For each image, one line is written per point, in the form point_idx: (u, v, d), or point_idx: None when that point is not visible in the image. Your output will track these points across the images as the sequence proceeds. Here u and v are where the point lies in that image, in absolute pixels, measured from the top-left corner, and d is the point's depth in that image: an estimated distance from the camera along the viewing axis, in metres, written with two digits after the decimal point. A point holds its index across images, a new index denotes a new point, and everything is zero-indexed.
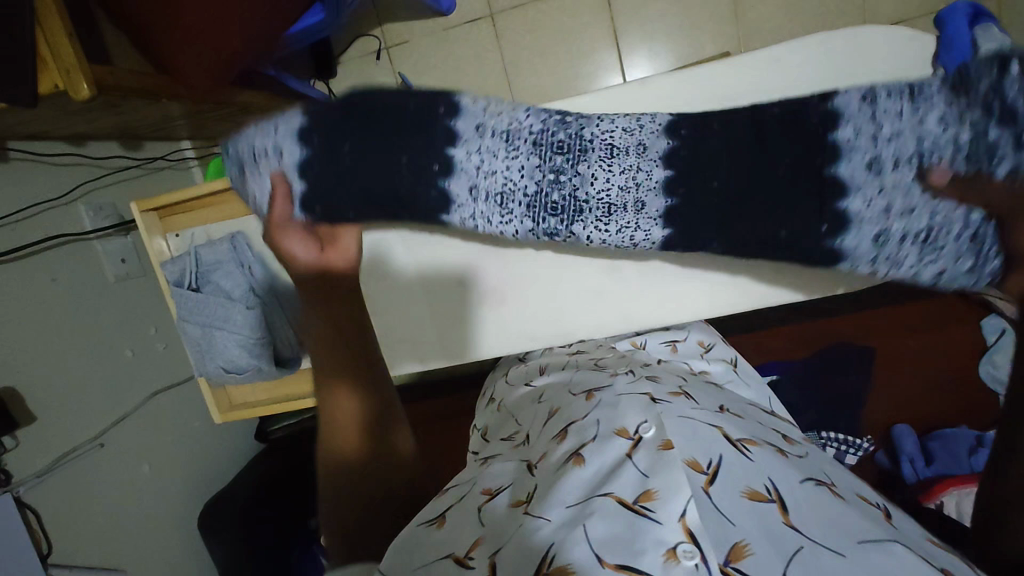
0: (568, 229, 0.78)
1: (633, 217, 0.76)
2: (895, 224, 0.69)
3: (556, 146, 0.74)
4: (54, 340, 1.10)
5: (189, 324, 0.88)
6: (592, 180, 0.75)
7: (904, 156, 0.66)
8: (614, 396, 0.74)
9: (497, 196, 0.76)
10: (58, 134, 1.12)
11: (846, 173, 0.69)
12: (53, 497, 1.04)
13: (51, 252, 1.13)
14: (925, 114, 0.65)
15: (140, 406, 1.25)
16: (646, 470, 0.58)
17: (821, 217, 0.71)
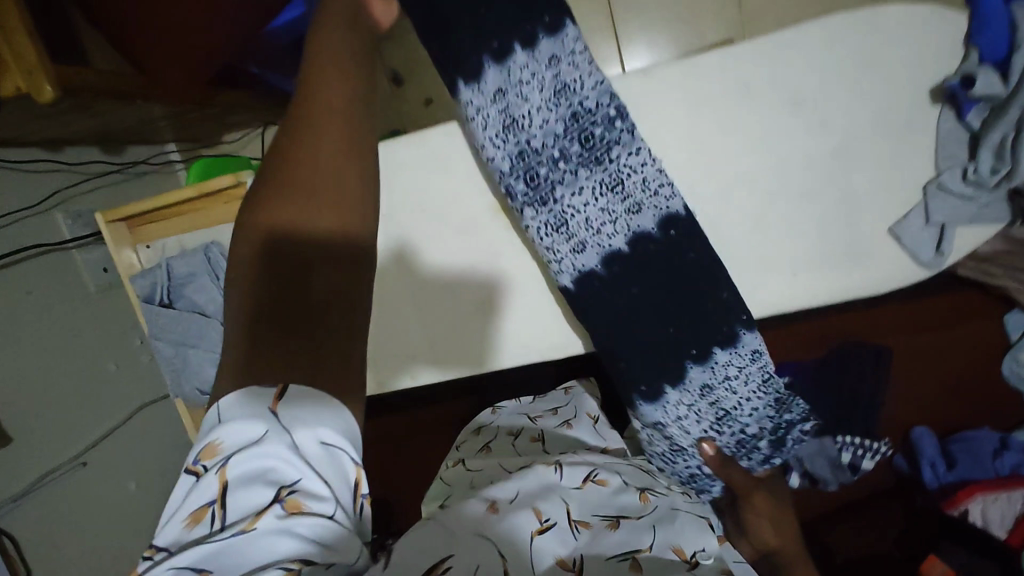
0: (524, 204, 0.80)
1: (569, 254, 0.81)
2: (674, 425, 0.83)
3: (583, 136, 0.76)
4: (32, 356, 1.05)
5: (162, 342, 0.81)
6: (577, 193, 0.78)
7: (718, 405, 0.82)
8: (670, 510, 0.67)
9: (507, 120, 0.76)
10: (32, 139, 1.07)
11: (689, 375, 0.81)
12: (33, 522, 0.99)
13: (27, 264, 1.08)
14: (753, 396, 0.82)
15: (124, 422, 1.20)
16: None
17: (649, 379, 0.82)
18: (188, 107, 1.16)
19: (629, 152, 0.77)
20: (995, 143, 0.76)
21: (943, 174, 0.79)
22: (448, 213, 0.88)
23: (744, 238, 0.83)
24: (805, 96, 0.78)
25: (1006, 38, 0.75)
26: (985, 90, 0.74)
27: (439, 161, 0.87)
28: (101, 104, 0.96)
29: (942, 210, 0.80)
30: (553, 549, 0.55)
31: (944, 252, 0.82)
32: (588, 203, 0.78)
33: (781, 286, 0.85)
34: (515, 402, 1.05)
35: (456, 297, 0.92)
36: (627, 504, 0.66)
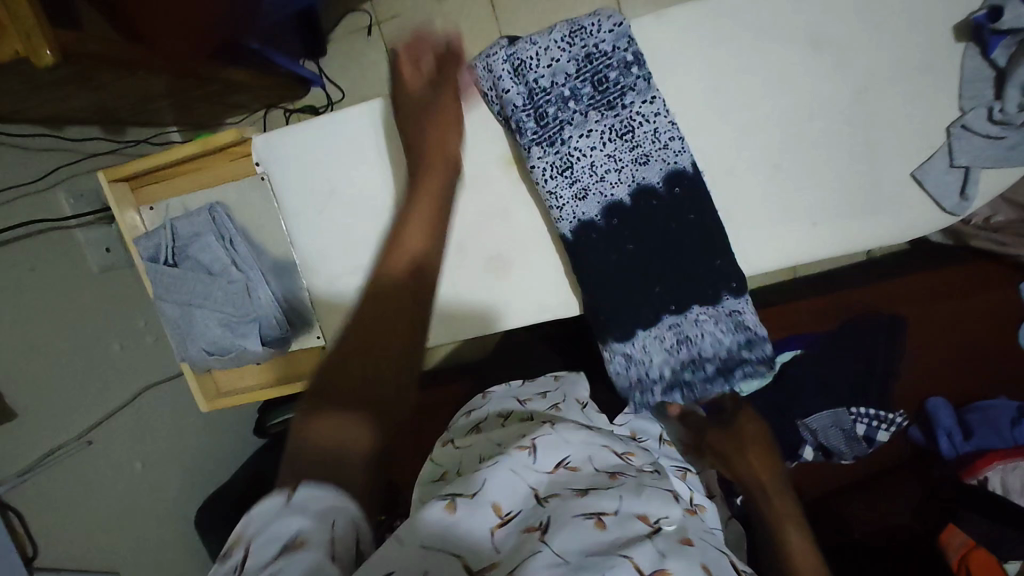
0: (533, 142, 0.77)
1: (571, 201, 0.78)
2: (640, 361, 0.80)
3: (596, 78, 0.77)
4: (34, 333, 1.04)
5: (167, 302, 0.78)
6: (586, 135, 0.78)
7: (684, 339, 0.80)
8: (640, 485, 0.63)
9: (517, 62, 0.76)
10: (33, 115, 1.06)
11: (663, 323, 0.79)
12: (39, 498, 0.98)
13: (30, 241, 1.07)
14: (721, 339, 0.79)
15: (129, 401, 1.19)
16: (664, 551, 0.52)
17: (630, 326, 0.79)
18: (188, 83, 1.14)
19: (642, 100, 0.77)
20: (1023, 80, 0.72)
21: (968, 113, 0.75)
22: None
23: (762, 188, 0.79)
24: (824, 40, 0.76)
25: None
26: (1013, 21, 0.70)
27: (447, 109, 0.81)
28: (100, 76, 0.94)
29: (965, 152, 0.75)
30: (523, 521, 0.54)
31: (969, 197, 0.77)
32: (595, 147, 0.78)
33: (802, 237, 0.80)
34: (504, 386, 1.01)
35: (463, 257, 0.85)
36: (597, 478, 0.63)
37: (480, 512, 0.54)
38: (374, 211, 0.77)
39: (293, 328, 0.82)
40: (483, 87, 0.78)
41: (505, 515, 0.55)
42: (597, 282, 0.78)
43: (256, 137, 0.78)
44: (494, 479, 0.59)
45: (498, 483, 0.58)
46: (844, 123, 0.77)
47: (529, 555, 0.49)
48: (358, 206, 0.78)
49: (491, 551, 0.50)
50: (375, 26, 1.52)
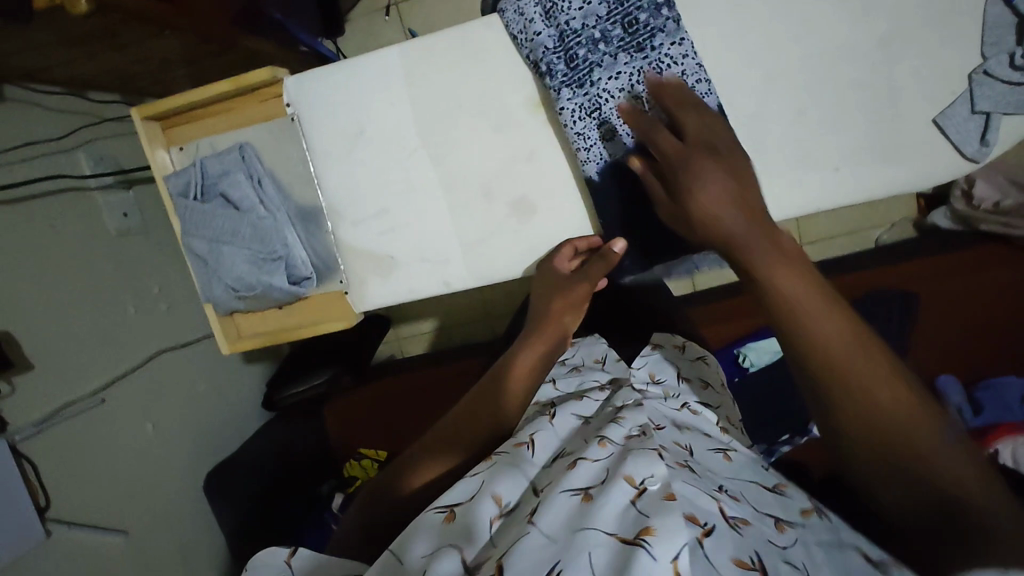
0: (562, 83, 0.69)
1: (598, 143, 0.71)
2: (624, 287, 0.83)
3: (627, 20, 0.69)
4: (49, 289, 1.04)
5: (194, 239, 0.77)
6: (616, 77, 0.69)
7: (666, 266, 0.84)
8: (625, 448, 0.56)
9: (548, 4, 0.69)
10: (57, 75, 1.07)
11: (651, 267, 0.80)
12: (51, 450, 0.98)
13: (50, 198, 1.08)
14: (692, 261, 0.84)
15: (142, 365, 1.20)
16: (645, 510, 0.47)
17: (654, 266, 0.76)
18: (210, 50, 1.15)
19: (671, 43, 0.69)
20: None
21: (990, 59, 0.67)
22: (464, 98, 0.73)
23: (786, 134, 0.71)
24: None
25: None
26: None
27: (473, 51, 0.73)
28: (129, 34, 0.96)
29: (988, 97, 0.67)
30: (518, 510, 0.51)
31: (990, 144, 0.68)
32: (623, 89, 0.69)
33: (824, 185, 0.72)
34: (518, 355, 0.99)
35: (491, 204, 0.76)
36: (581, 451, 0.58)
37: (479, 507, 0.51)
38: (399, 170, 0.76)
39: (318, 273, 0.81)
40: (509, 32, 0.71)
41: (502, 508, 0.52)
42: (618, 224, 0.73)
43: (289, 78, 0.75)
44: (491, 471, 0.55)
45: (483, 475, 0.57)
46: (876, 69, 0.69)
47: (514, 542, 0.47)
48: (376, 149, 0.76)
49: (486, 544, 0.48)
50: (393, 6, 1.53)
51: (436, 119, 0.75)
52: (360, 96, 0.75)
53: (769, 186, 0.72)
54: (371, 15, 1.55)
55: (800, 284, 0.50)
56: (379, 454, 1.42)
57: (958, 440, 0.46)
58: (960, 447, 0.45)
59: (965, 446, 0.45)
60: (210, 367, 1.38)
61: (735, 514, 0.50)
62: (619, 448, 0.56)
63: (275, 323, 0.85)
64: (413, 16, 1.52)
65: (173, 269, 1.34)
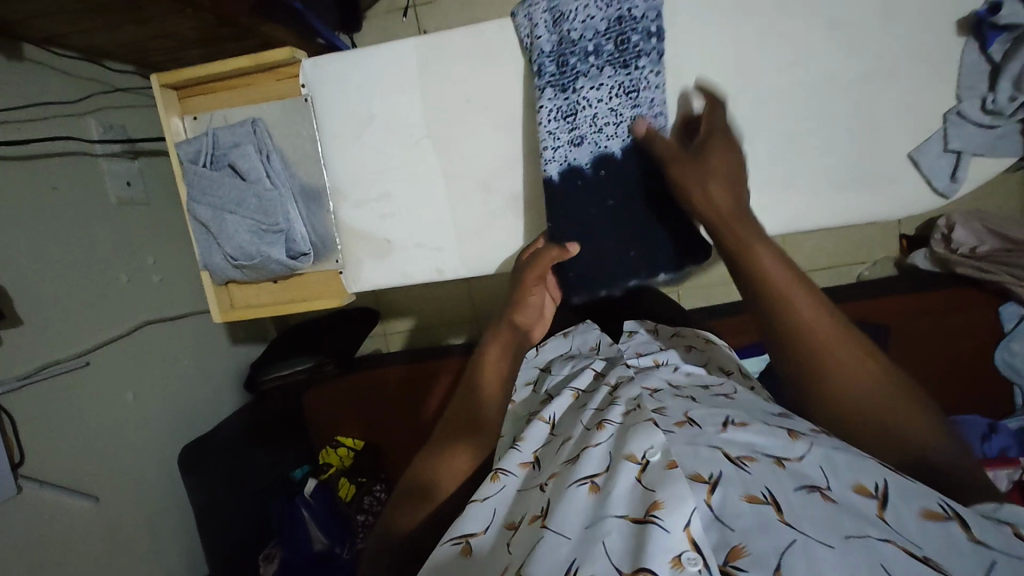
0: (547, 83, 0.72)
1: (565, 145, 0.74)
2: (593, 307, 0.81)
3: (620, 40, 0.70)
4: (43, 248, 1.05)
5: (199, 206, 0.80)
6: (595, 89, 0.72)
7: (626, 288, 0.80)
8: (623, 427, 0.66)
9: (557, 12, 0.70)
10: (75, 42, 1.10)
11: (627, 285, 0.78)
12: (31, 407, 0.98)
13: (56, 160, 1.09)
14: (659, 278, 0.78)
15: (130, 332, 1.20)
16: (651, 487, 0.56)
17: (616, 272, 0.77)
18: (228, 31, 1.17)
19: (653, 70, 0.72)
20: (1015, 74, 0.68)
21: (963, 102, 0.71)
22: (465, 95, 0.76)
23: (771, 154, 0.75)
24: (841, 20, 0.71)
25: None
26: (1011, 16, 0.65)
27: (481, 52, 0.75)
28: (152, 7, 0.98)
29: (960, 137, 0.72)
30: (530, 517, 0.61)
31: (959, 180, 0.73)
32: (601, 100, 0.72)
33: (805, 207, 0.76)
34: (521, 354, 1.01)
35: (488, 197, 0.79)
36: (586, 439, 0.67)
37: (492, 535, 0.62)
38: (406, 157, 0.79)
39: (315, 250, 0.83)
40: (512, 31, 0.74)
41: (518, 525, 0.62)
42: (559, 220, 0.76)
43: (307, 60, 0.78)
44: (502, 496, 0.66)
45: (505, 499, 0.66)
46: (855, 101, 0.73)
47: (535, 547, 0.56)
48: (377, 135, 0.79)
49: (505, 559, 0.58)
50: (411, 8, 1.57)
51: (440, 112, 0.78)
52: (366, 84, 0.78)
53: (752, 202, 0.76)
54: (388, 15, 1.59)
55: (783, 272, 0.63)
56: (356, 444, 1.44)
57: (897, 391, 0.61)
58: (905, 400, 0.61)
59: (902, 395, 0.61)
60: (196, 342, 1.39)
61: (740, 454, 0.58)
62: (618, 426, 0.66)
63: (266, 297, 0.87)
64: (430, 20, 1.56)
65: (169, 243, 1.35)
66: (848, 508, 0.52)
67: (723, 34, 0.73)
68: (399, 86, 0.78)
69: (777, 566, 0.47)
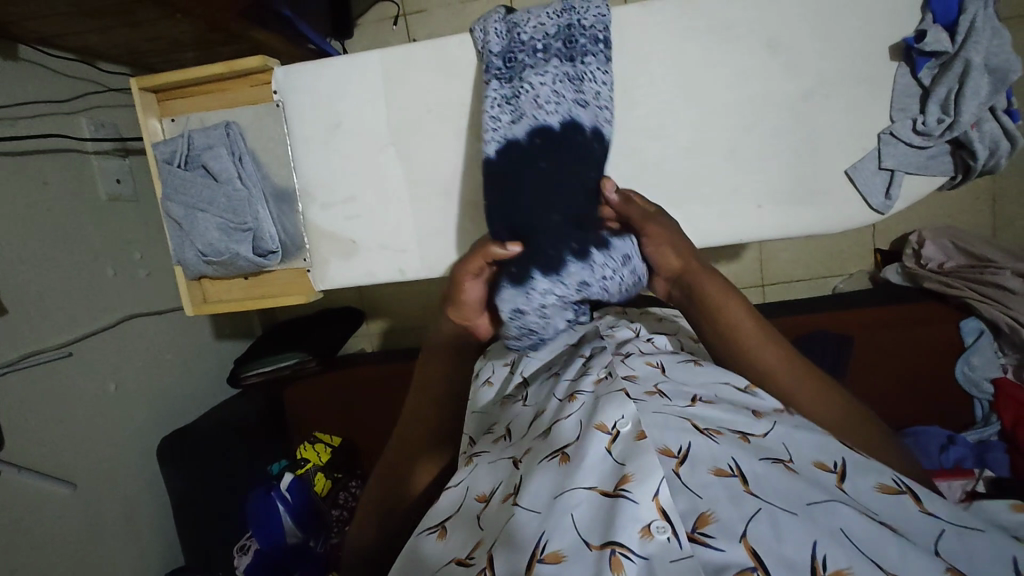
0: (493, 74, 0.74)
1: (506, 123, 0.72)
2: (534, 317, 0.66)
3: (567, 44, 0.73)
4: (31, 240, 1.08)
5: (172, 204, 0.83)
6: (541, 76, 0.72)
7: (574, 286, 0.66)
8: (596, 398, 0.64)
9: (510, 23, 0.75)
10: (70, 42, 1.14)
11: (567, 272, 0.66)
12: (12, 393, 1.01)
13: (47, 156, 1.13)
14: (606, 266, 0.67)
15: (113, 325, 1.23)
16: (622, 459, 0.56)
17: (551, 246, 0.66)
18: (218, 37, 1.21)
19: (599, 69, 0.74)
20: (942, 97, 0.72)
21: (896, 123, 0.75)
22: (427, 103, 0.80)
23: (717, 170, 0.78)
24: (789, 40, 0.75)
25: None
26: (934, 46, 0.70)
27: (443, 62, 0.79)
28: (141, 12, 1.02)
29: (892, 157, 0.75)
30: (501, 493, 0.61)
31: (893, 198, 0.77)
32: (545, 83, 0.72)
33: (750, 219, 0.79)
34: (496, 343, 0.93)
35: (448, 203, 0.83)
36: (558, 411, 0.66)
37: (465, 510, 0.63)
38: (373, 161, 0.83)
39: (284, 249, 0.87)
40: (464, 39, 0.78)
41: (488, 497, 0.63)
42: (503, 208, 0.70)
43: (278, 68, 0.82)
44: (475, 472, 0.67)
45: (478, 475, 0.67)
46: (800, 118, 0.76)
47: (507, 523, 0.56)
48: (348, 140, 0.83)
49: (476, 532, 0.60)
50: (401, 16, 1.60)
51: (405, 118, 0.81)
52: (334, 88, 0.82)
53: (704, 212, 0.79)
54: (379, 23, 1.62)
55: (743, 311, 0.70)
56: (332, 440, 1.45)
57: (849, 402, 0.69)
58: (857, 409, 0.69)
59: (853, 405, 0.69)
60: (179, 337, 1.42)
61: (708, 426, 0.60)
62: (589, 398, 0.64)
63: (236, 293, 0.90)
64: (419, 29, 1.59)
65: (158, 239, 1.39)
66: (811, 478, 0.55)
67: (675, 51, 0.76)
68: (362, 89, 0.81)
69: (743, 535, 0.49)
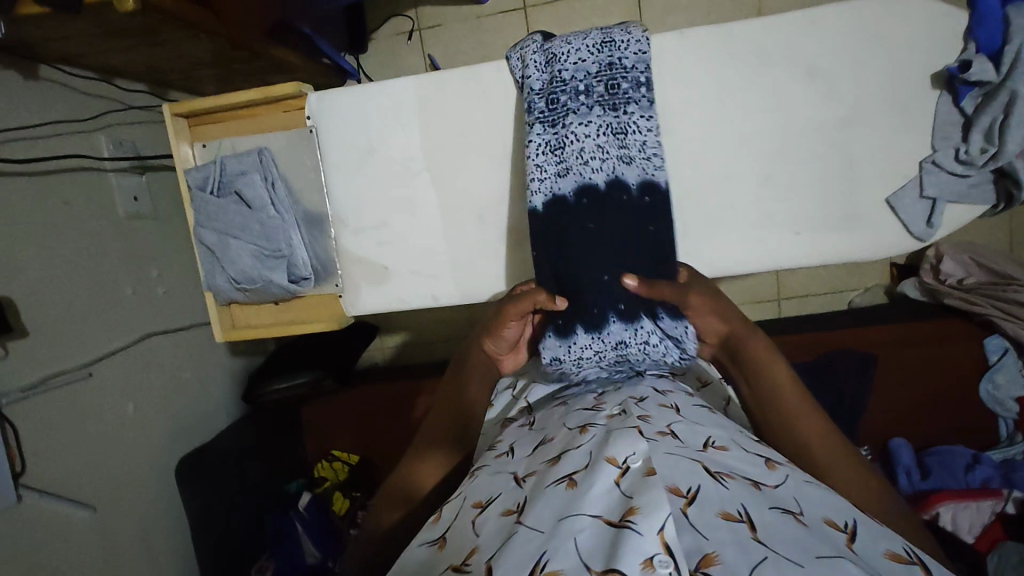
0: (536, 117, 0.75)
1: (551, 177, 0.76)
2: (568, 365, 0.77)
3: (609, 88, 0.75)
4: (51, 262, 1.07)
5: (206, 231, 0.83)
6: (585, 126, 0.75)
7: (613, 347, 0.76)
8: (608, 431, 0.65)
9: (549, 54, 0.76)
10: (90, 61, 1.13)
11: (608, 331, 0.75)
12: (34, 417, 1.00)
13: (66, 175, 1.12)
14: (650, 337, 0.76)
15: (132, 344, 1.23)
16: (630, 492, 0.55)
17: (592, 307, 0.75)
18: (239, 55, 1.20)
19: (643, 115, 0.76)
20: (986, 126, 0.72)
21: (939, 151, 0.75)
22: (463, 129, 0.80)
23: (751, 197, 0.79)
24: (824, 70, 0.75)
25: (1005, 30, 0.71)
26: (979, 75, 0.69)
27: (483, 87, 0.79)
28: (167, 32, 1.02)
29: (934, 185, 0.76)
30: (501, 506, 0.60)
31: (935, 226, 0.77)
32: (589, 136, 0.75)
33: (783, 245, 0.80)
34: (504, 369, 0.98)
35: (483, 227, 0.83)
36: (571, 440, 0.66)
37: (462, 519, 0.61)
38: (405, 189, 0.83)
39: (317, 274, 0.87)
40: (502, 71, 0.78)
41: (484, 504, 0.62)
42: (548, 258, 0.76)
43: (311, 94, 0.81)
44: (473, 484, 0.66)
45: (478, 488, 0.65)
46: (837, 146, 0.76)
47: (506, 539, 0.55)
48: (388, 166, 0.83)
49: (472, 539, 0.58)
50: (416, 31, 1.59)
51: (441, 146, 0.81)
52: (369, 115, 0.81)
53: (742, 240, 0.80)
54: (394, 37, 1.61)
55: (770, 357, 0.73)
56: (350, 458, 1.47)
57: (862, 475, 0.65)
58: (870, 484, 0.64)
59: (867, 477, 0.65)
60: (196, 354, 1.41)
61: (719, 470, 0.59)
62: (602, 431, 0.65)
63: (266, 318, 0.90)
64: (435, 44, 1.58)
65: (175, 257, 1.38)
66: (822, 533, 0.53)
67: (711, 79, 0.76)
68: (403, 118, 0.81)
69: None
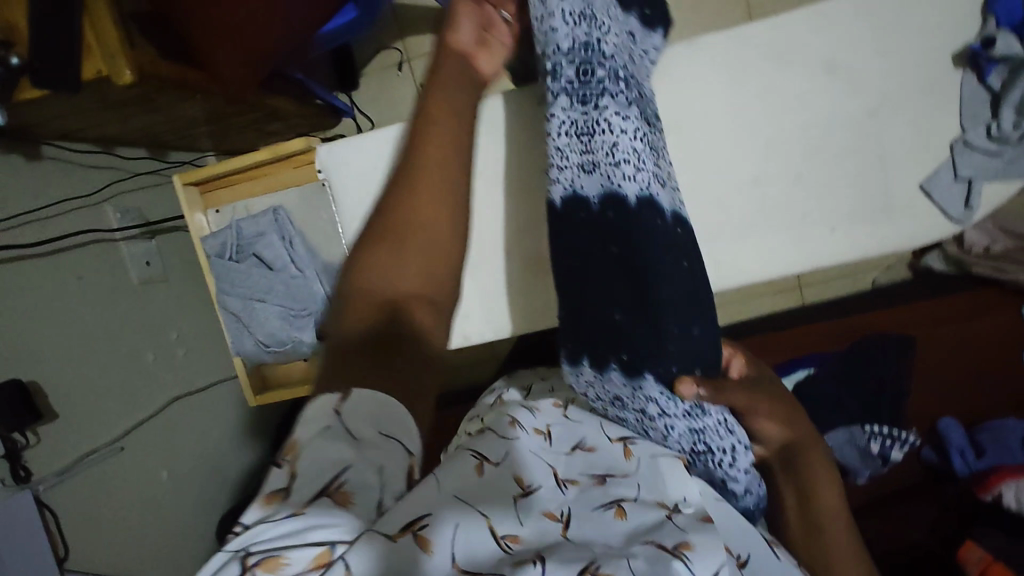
0: (566, 91, 0.73)
1: (575, 167, 0.73)
2: (592, 393, 0.73)
3: (643, 94, 0.76)
4: (73, 340, 1.07)
5: (229, 297, 0.84)
6: (620, 115, 0.73)
7: (622, 396, 0.71)
8: (651, 458, 0.67)
9: (586, 19, 0.74)
10: (90, 133, 1.11)
11: (609, 378, 0.70)
12: (73, 499, 1.00)
13: (80, 252, 1.12)
14: (661, 409, 0.69)
15: (160, 411, 1.22)
16: (684, 527, 0.54)
17: (613, 308, 0.71)
18: (236, 109, 1.20)
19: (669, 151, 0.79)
20: (1017, 101, 0.72)
21: (968, 130, 0.75)
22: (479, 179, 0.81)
23: (777, 197, 0.79)
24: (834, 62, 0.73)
25: None
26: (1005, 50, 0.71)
27: None
28: (165, 97, 1.01)
29: (968, 165, 0.76)
30: (542, 506, 0.54)
31: (973, 207, 0.76)
32: (625, 131, 0.73)
33: (820, 242, 0.79)
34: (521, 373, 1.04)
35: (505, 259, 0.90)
36: (612, 463, 0.64)
37: (502, 480, 0.56)
38: None
39: None
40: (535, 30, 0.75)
41: (527, 486, 0.56)
42: (576, 273, 0.72)
43: (319, 147, 0.81)
44: (514, 459, 0.60)
45: (524, 462, 0.60)
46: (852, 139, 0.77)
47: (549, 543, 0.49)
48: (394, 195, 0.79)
49: (514, 522, 0.50)
50: (405, 62, 1.59)
51: None
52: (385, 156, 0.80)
53: (768, 242, 0.79)
54: (384, 70, 1.61)
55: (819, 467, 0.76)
56: None
57: None
58: None
59: None
60: (224, 410, 1.40)
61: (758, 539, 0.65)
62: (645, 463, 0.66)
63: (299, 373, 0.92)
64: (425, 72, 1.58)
65: (192, 316, 1.37)
66: None
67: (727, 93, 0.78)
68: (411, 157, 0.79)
69: None
